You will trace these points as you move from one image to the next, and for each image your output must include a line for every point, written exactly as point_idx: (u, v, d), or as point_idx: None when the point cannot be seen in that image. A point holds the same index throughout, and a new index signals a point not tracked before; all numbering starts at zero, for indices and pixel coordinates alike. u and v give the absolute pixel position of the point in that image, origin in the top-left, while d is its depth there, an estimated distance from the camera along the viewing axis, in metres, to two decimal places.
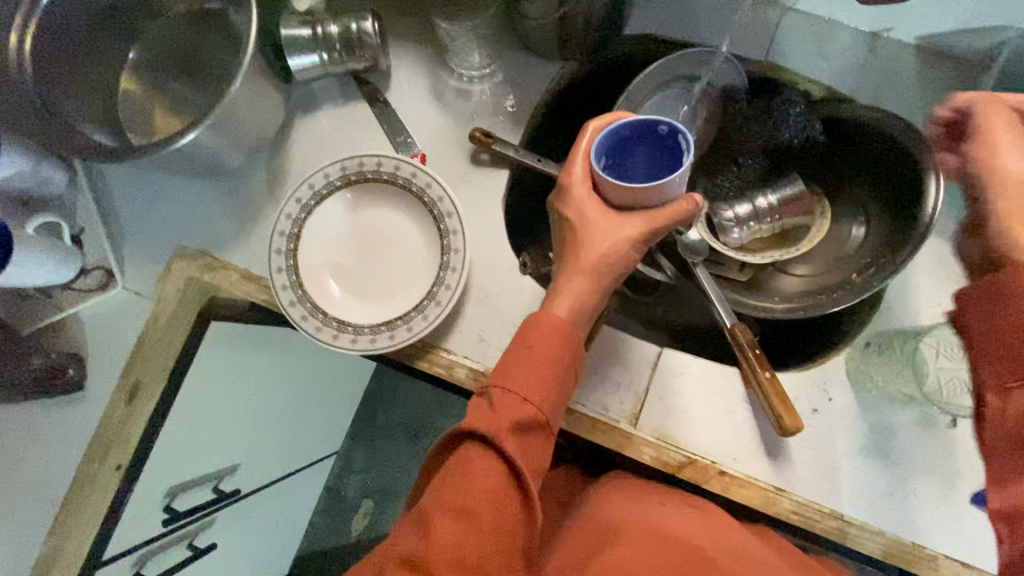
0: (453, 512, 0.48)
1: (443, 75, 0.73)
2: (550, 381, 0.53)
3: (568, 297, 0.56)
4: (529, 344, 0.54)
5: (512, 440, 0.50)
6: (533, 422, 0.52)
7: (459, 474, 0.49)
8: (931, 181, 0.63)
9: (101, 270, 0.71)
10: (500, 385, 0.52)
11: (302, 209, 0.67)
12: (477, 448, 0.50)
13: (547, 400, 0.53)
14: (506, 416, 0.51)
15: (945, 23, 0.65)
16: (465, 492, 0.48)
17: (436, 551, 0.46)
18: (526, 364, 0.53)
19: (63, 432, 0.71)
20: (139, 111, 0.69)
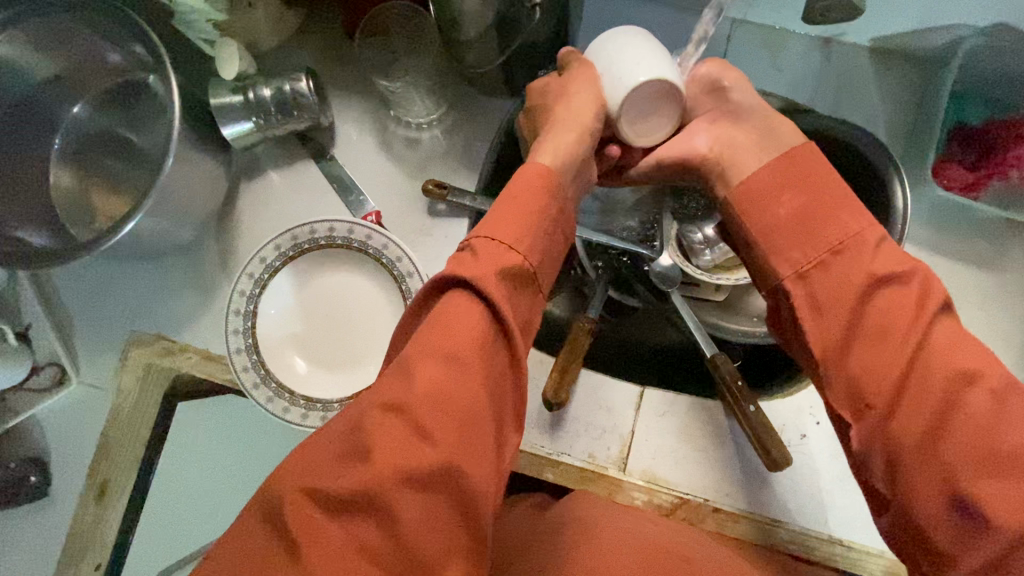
0: (440, 355, 0.39)
1: (390, 125, 0.70)
2: (534, 218, 0.45)
3: (552, 137, 0.49)
4: (514, 195, 0.45)
5: (501, 287, 0.41)
6: (522, 273, 0.43)
7: (440, 316, 0.40)
8: (896, 186, 0.61)
9: (54, 366, 0.68)
10: (484, 234, 0.43)
11: (255, 284, 0.64)
12: (462, 294, 0.41)
13: (535, 247, 0.44)
14: (492, 264, 0.42)
15: (897, 25, 0.63)
16: (449, 334, 0.39)
17: (419, 396, 0.37)
18: (514, 213, 0.44)
19: (35, 539, 0.68)
20: (75, 197, 0.65)
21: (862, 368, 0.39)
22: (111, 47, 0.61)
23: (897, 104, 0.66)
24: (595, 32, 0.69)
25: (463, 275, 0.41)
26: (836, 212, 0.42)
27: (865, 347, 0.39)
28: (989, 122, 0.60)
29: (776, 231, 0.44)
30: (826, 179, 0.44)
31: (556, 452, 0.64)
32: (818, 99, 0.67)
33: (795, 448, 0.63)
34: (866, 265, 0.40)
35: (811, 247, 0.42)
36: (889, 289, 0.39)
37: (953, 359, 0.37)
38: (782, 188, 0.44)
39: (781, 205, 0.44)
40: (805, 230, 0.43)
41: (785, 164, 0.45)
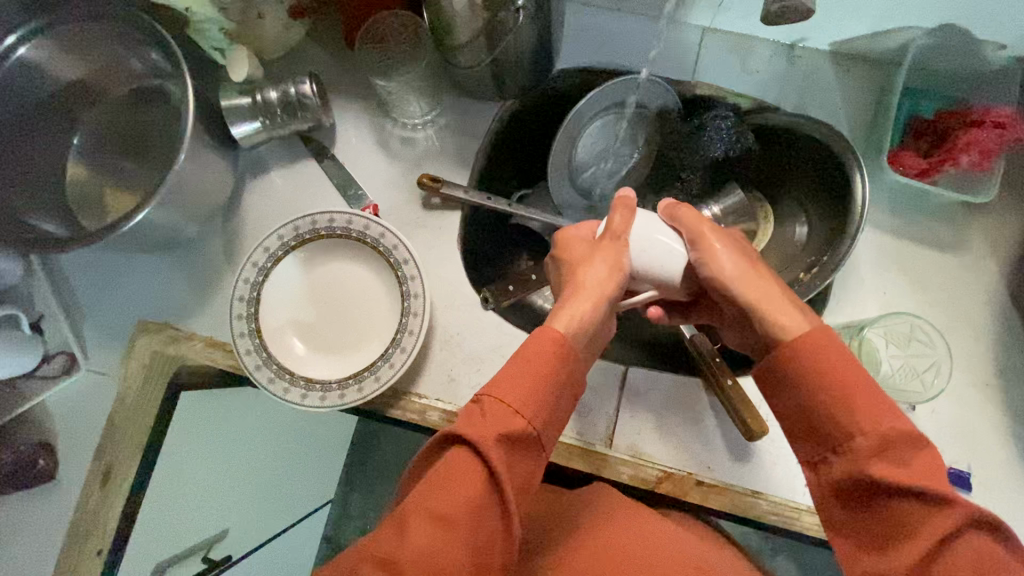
0: (434, 519, 0.41)
1: (387, 126, 0.75)
2: (541, 383, 0.46)
3: (564, 315, 0.51)
4: (523, 356, 0.47)
5: (502, 453, 0.43)
6: (524, 438, 0.45)
7: (440, 475, 0.42)
8: (856, 177, 0.66)
9: (64, 354, 0.70)
10: (494, 394, 0.45)
11: (259, 272, 0.67)
12: (467, 453, 0.43)
13: (540, 410, 0.46)
14: (496, 428, 0.44)
15: (853, 30, 0.69)
16: (440, 498, 0.41)
17: (410, 555, 0.40)
18: (521, 375, 0.46)
19: (41, 523, 0.70)
20: (87, 193, 0.69)
21: (880, 562, 0.43)
22: (131, 54, 0.66)
23: (857, 102, 0.71)
24: (577, 41, 0.75)
25: (469, 436, 0.43)
26: (848, 415, 0.44)
27: (879, 539, 0.43)
28: (938, 115, 0.65)
29: (791, 420, 0.48)
30: (834, 373, 0.45)
31: None
32: (783, 99, 0.73)
33: (773, 423, 0.66)
34: (875, 469, 0.42)
35: (827, 444, 0.45)
36: (902, 504, 0.41)
37: None
38: (797, 385, 0.47)
39: (799, 391, 0.47)
40: (816, 426, 0.46)
41: (799, 359, 0.46)
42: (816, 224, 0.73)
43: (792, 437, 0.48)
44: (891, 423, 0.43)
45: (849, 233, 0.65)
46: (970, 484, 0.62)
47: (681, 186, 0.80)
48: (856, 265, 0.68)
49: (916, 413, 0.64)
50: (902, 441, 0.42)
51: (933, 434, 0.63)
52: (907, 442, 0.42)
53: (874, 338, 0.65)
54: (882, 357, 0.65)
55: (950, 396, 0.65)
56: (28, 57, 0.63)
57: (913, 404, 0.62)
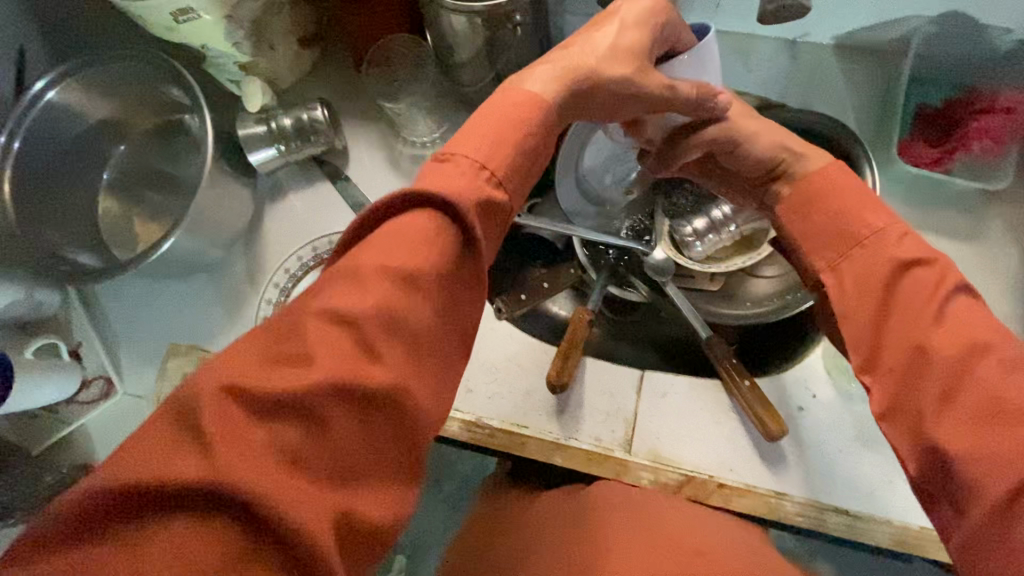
0: (396, 275, 0.35)
1: (397, 144, 0.77)
2: (514, 144, 0.42)
3: (548, 75, 0.45)
4: (490, 121, 0.42)
5: (477, 214, 0.38)
6: (492, 186, 0.40)
7: (401, 224, 0.36)
8: (866, 170, 0.65)
9: (101, 379, 0.74)
10: (463, 155, 0.40)
11: (281, 292, 0.71)
12: (430, 211, 0.37)
13: (514, 189, 0.42)
14: (472, 190, 0.39)
15: (855, 23, 0.69)
16: (403, 246, 0.36)
17: (369, 297, 0.33)
18: (486, 124, 0.42)
19: None
20: (117, 224, 0.73)
21: (882, 335, 0.42)
22: (153, 92, 0.70)
23: (864, 94, 0.71)
24: None
25: (442, 190, 0.37)
26: (860, 212, 0.46)
27: (880, 325, 0.42)
28: (947, 102, 0.65)
29: (810, 232, 0.48)
30: (846, 190, 0.48)
31: (563, 437, 0.67)
32: (788, 95, 0.73)
33: (794, 421, 0.65)
34: (898, 252, 0.43)
35: (841, 240, 0.46)
36: (911, 276, 0.42)
37: (971, 336, 0.38)
38: (817, 191, 0.49)
39: (821, 202, 0.48)
40: (824, 219, 0.48)
41: (832, 168, 0.49)
42: None
43: (804, 253, 0.49)
44: (901, 225, 0.45)
45: None
46: None
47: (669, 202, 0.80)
48: None
49: None
50: (909, 254, 0.43)
51: None
52: (915, 236, 0.44)
53: None
54: None
55: None
56: (57, 100, 0.66)
57: None
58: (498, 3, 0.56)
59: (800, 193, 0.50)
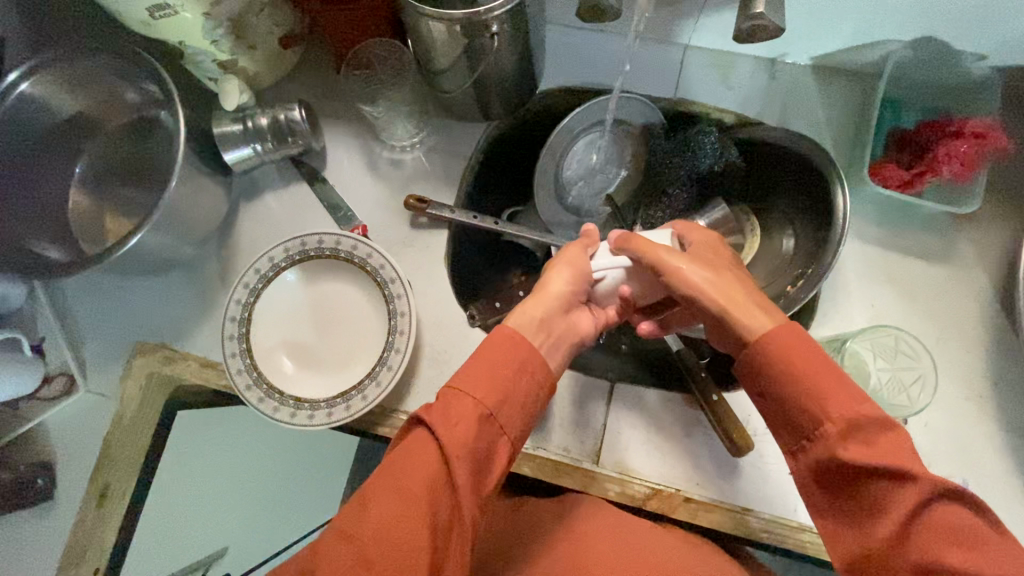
0: (389, 497, 0.45)
1: (376, 148, 0.77)
2: (504, 386, 0.49)
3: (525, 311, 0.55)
4: (482, 352, 0.50)
5: (465, 432, 0.46)
6: (485, 422, 0.48)
7: (402, 454, 0.46)
8: (838, 192, 0.66)
9: (63, 376, 0.73)
10: (454, 385, 0.48)
11: (250, 293, 0.69)
12: (426, 435, 0.47)
13: (506, 408, 0.49)
14: (459, 415, 0.47)
15: (832, 45, 0.70)
16: (405, 472, 0.45)
17: (371, 524, 0.44)
18: (481, 365, 0.49)
19: (37, 542, 0.71)
20: (85, 217, 0.72)
21: (854, 531, 0.45)
22: (128, 86, 0.69)
23: (839, 115, 0.72)
24: (561, 62, 0.77)
25: (429, 420, 0.47)
26: (820, 403, 0.45)
27: (860, 519, 0.45)
28: (919, 125, 0.65)
29: (780, 407, 0.47)
30: (811, 365, 0.46)
31: (531, 447, 0.67)
32: (766, 113, 0.74)
33: (761, 438, 0.65)
34: (848, 455, 0.43)
35: (797, 431, 0.47)
36: (884, 485, 0.43)
37: (938, 554, 0.41)
38: (772, 367, 0.47)
39: (774, 392, 0.47)
40: (803, 405, 0.46)
41: (788, 331, 0.47)
42: (801, 238, 0.73)
43: (775, 432, 0.49)
44: (862, 411, 0.44)
45: (831, 245, 0.66)
46: None
47: (668, 202, 0.79)
48: (842, 278, 0.68)
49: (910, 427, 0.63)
50: (866, 424, 0.43)
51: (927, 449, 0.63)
52: (875, 425, 0.43)
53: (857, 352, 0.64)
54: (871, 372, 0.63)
55: (941, 409, 0.64)
56: (29, 91, 0.65)
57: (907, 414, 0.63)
58: (479, 12, 0.56)
59: (753, 358, 0.48)
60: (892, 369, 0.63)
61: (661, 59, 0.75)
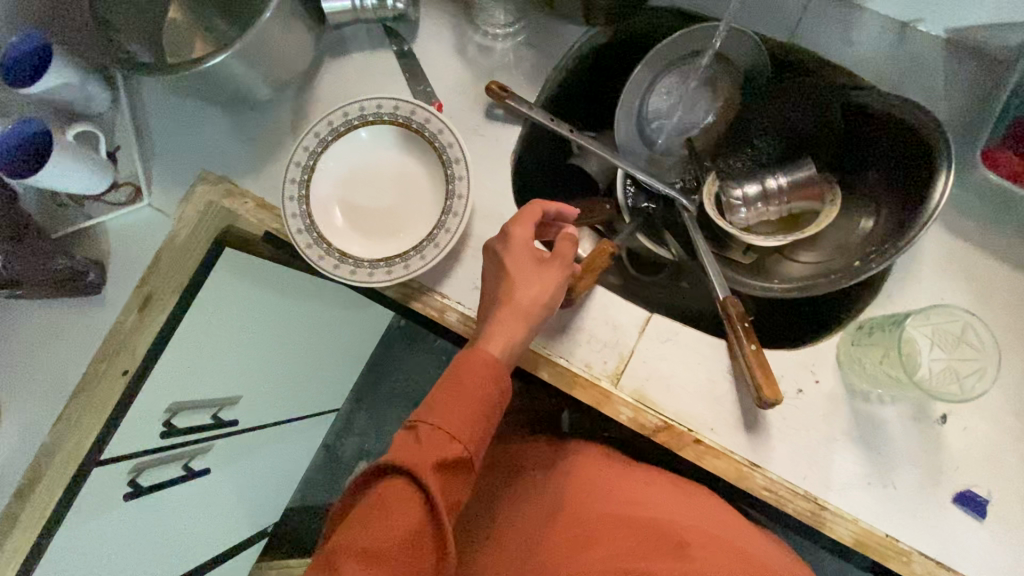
0: (362, 557, 0.45)
1: (469, 32, 0.75)
2: (477, 421, 0.52)
3: (497, 339, 0.57)
4: (457, 383, 0.53)
5: (437, 477, 0.48)
6: (458, 460, 0.51)
7: (374, 512, 0.47)
8: (940, 178, 0.61)
9: (130, 186, 0.76)
10: (430, 422, 0.51)
11: (319, 143, 0.69)
12: (404, 483, 0.48)
13: (473, 439, 0.52)
14: (432, 452, 0.49)
15: (977, 17, 0.64)
16: (381, 530, 0.46)
17: None
18: (455, 403, 0.52)
19: (80, 332, 0.76)
20: (182, 41, 0.74)
21: None
22: None
23: (962, 98, 0.66)
24: None
25: (407, 468, 0.48)
26: None
27: None
28: None
29: None
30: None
31: (554, 355, 0.67)
32: (882, 78, 0.69)
33: (788, 400, 0.63)
34: None
35: None
36: None
37: None
38: None
39: None
40: None
41: None
42: (884, 219, 0.69)
43: None
44: None
45: (914, 229, 0.61)
46: (983, 511, 0.59)
47: (753, 153, 0.78)
48: (917, 265, 0.64)
49: (946, 427, 0.61)
50: None
51: (957, 452, 0.60)
52: None
53: (915, 334, 0.61)
54: (923, 359, 0.61)
55: (985, 418, 0.61)
56: None
57: (948, 414, 0.61)
58: None
59: None
60: (946, 359, 0.60)
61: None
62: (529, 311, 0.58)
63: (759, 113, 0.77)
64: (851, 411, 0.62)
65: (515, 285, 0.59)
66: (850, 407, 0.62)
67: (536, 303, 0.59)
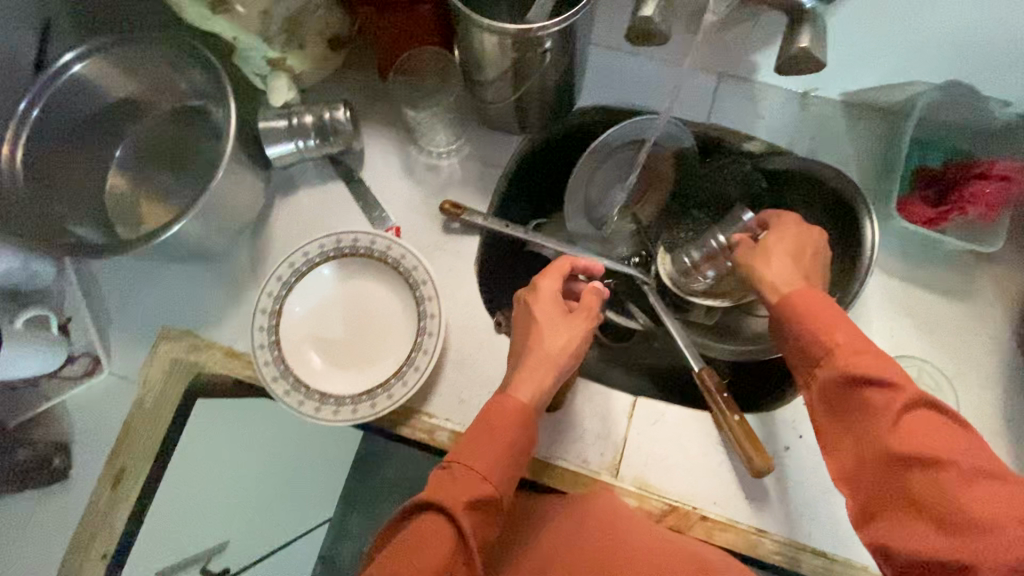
0: None
1: (414, 153, 0.78)
2: (507, 462, 0.53)
3: (528, 380, 0.57)
4: (488, 424, 0.54)
5: (469, 516, 0.49)
6: (489, 500, 0.51)
7: (410, 543, 0.47)
8: (865, 225, 0.69)
9: (87, 357, 0.73)
10: (463, 462, 0.52)
11: (283, 286, 0.70)
12: (437, 518, 0.48)
13: (503, 481, 0.53)
14: (464, 492, 0.50)
15: (866, 81, 0.72)
16: (418, 562, 0.46)
17: None
18: (486, 442, 0.53)
19: (47, 522, 0.71)
20: (127, 208, 0.72)
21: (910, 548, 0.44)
22: (178, 75, 0.71)
23: (866, 154, 0.74)
24: (600, 80, 0.79)
25: (445, 504, 0.49)
26: None
27: None
28: (947, 164, 0.68)
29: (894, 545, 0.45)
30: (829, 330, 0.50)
31: (552, 456, 0.68)
32: (794, 143, 0.76)
33: (779, 460, 0.66)
34: None
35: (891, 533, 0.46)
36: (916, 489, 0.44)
37: None
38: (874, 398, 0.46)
39: None
40: None
41: None
42: None
43: None
44: None
45: (858, 277, 0.68)
46: None
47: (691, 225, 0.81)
48: (864, 310, 0.70)
49: None
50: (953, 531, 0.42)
51: None
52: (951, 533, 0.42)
53: None
54: None
55: None
56: (81, 74, 0.67)
57: None
58: (531, 29, 0.57)
59: None
60: None
61: (699, 85, 0.77)
62: (559, 353, 0.59)
63: (694, 185, 0.81)
64: None
65: (540, 327, 0.60)
66: None
67: (564, 346, 0.59)
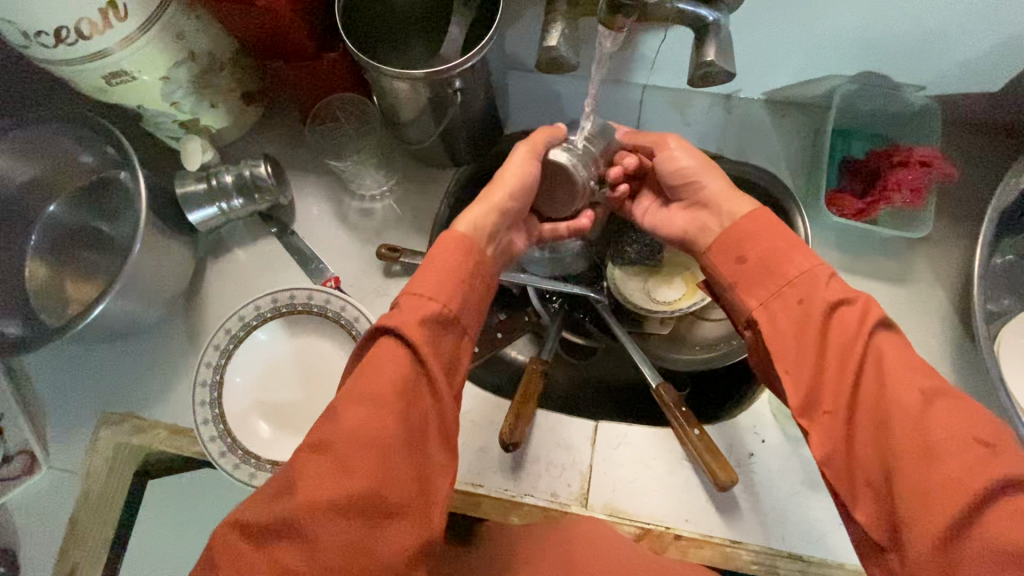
0: (360, 401, 0.43)
1: (346, 199, 0.76)
2: (461, 284, 0.48)
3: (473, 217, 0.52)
4: (431, 255, 0.49)
5: (423, 334, 0.45)
6: (445, 321, 0.47)
7: (366, 366, 0.44)
8: (797, 220, 0.69)
9: (24, 455, 0.69)
10: (410, 291, 0.47)
11: (221, 355, 0.67)
12: (392, 343, 0.45)
13: (459, 301, 0.48)
14: (413, 312, 0.46)
15: (784, 80, 0.72)
16: (376, 380, 0.43)
17: (343, 433, 0.41)
18: (432, 267, 0.48)
19: None
20: (50, 295, 0.69)
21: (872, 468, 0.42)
22: (83, 149, 0.68)
23: (793, 148, 0.75)
24: (526, 105, 0.78)
25: (394, 328, 0.45)
26: None
27: None
28: (869, 154, 0.68)
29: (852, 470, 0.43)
30: (775, 245, 0.49)
31: (519, 495, 0.66)
32: (724, 146, 0.76)
33: (744, 467, 0.65)
34: None
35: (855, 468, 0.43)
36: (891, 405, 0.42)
37: None
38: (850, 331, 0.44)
39: None
40: None
41: None
42: None
43: None
44: None
45: None
46: None
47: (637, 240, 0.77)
48: None
49: None
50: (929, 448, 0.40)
51: None
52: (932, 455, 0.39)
53: None
54: None
55: None
56: None
57: None
58: (439, 71, 0.55)
59: None
60: None
61: (624, 99, 0.77)
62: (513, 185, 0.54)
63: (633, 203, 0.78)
64: (800, 460, 0.65)
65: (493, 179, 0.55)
66: (798, 456, 0.65)
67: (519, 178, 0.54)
